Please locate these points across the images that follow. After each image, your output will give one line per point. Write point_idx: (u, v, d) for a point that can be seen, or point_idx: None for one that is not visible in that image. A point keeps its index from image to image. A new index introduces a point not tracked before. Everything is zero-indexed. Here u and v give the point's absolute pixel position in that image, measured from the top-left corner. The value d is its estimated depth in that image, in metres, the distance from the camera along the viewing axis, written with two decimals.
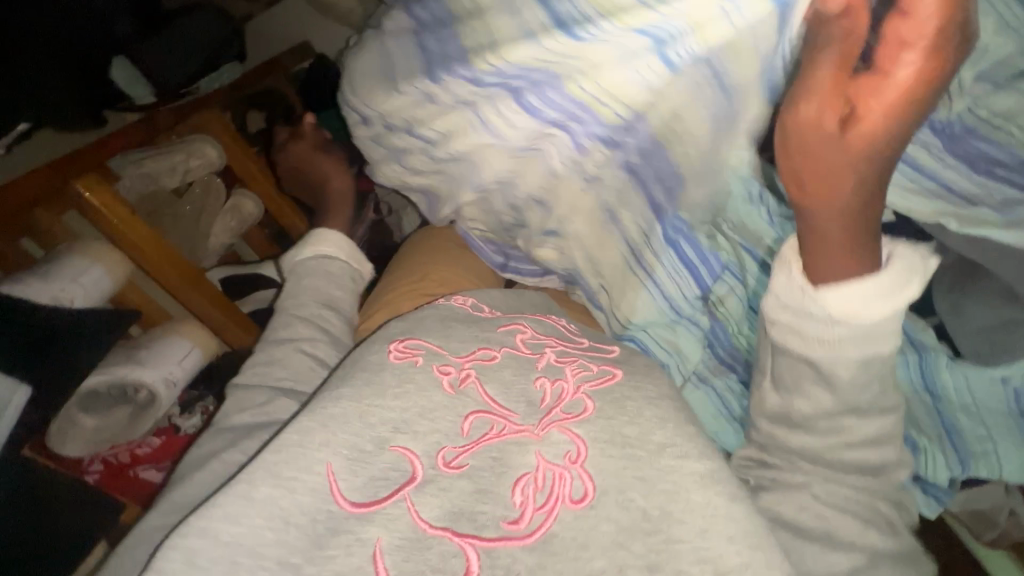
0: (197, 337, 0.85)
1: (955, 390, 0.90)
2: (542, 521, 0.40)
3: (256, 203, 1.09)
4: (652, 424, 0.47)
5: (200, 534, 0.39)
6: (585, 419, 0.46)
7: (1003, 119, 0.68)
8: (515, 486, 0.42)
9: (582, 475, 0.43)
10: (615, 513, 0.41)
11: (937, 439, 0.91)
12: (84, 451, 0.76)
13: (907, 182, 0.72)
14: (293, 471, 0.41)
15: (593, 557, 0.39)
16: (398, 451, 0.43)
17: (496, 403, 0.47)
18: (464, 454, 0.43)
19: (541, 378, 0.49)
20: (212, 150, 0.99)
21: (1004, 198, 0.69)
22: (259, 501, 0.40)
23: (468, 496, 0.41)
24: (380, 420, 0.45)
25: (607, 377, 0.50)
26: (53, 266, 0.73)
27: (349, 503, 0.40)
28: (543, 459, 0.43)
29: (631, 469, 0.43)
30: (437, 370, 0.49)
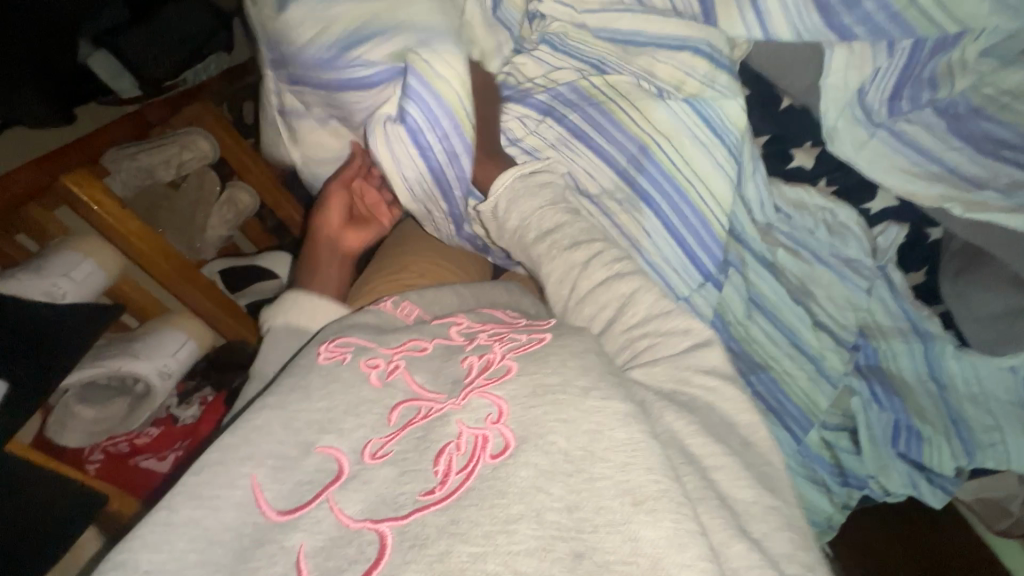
0: (193, 329, 0.86)
1: (962, 377, 0.88)
2: (459, 484, 0.39)
3: (252, 194, 1.09)
4: (575, 372, 0.45)
5: (119, 567, 0.36)
6: (506, 381, 0.45)
7: (1009, 97, 0.66)
8: (436, 456, 0.41)
9: (502, 432, 0.42)
10: (537, 458, 0.39)
11: (943, 430, 0.88)
12: (84, 442, 0.77)
13: (911, 166, 0.69)
14: (216, 489, 0.41)
15: (511, 503, 0.37)
16: (325, 451, 0.43)
17: (423, 390, 0.47)
18: (389, 443, 0.43)
19: (467, 357, 0.50)
20: (206, 143, 0.99)
21: (1010, 180, 0.65)
22: (179, 526, 0.38)
23: (390, 483, 0.40)
24: (305, 424, 0.45)
25: (533, 343, 0.50)
26: (45, 260, 0.74)
27: (274, 511, 0.40)
28: (464, 426, 0.42)
29: (552, 415, 0.41)
30: (364, 365, 0.50)
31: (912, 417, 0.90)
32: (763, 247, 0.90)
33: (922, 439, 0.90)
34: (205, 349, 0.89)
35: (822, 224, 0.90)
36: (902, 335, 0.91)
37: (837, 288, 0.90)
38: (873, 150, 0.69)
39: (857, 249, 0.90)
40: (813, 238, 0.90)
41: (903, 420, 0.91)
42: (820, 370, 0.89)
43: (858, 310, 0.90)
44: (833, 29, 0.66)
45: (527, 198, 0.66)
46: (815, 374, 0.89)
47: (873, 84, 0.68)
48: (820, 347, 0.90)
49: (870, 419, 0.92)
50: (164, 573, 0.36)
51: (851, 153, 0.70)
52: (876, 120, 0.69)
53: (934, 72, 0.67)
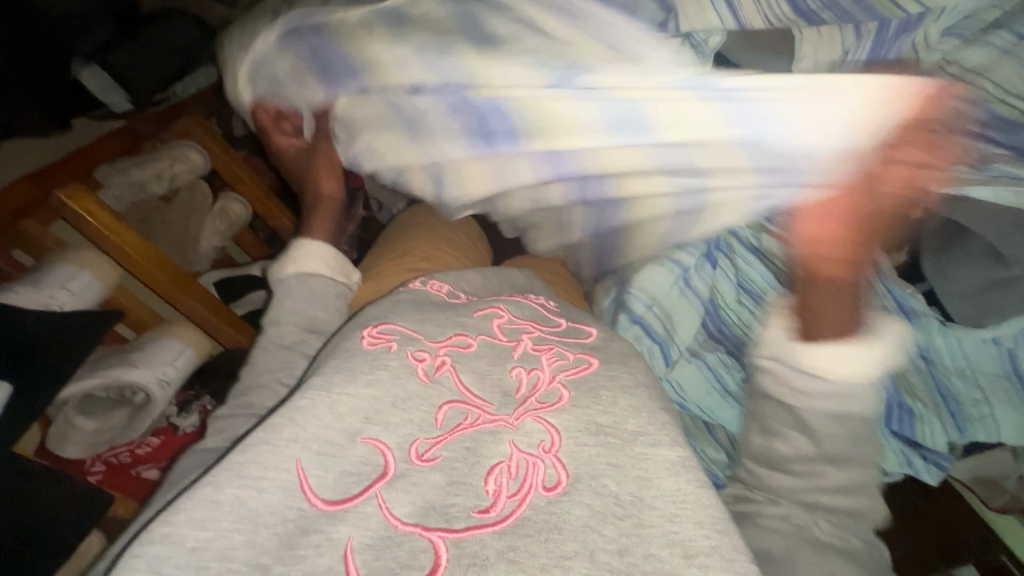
0: (190, 337, 0.87)
1: (949, 355, 0.91)
2: (513, 508, 0.43)
3: (244, 205, 1.10)
4: (626, 413, 0.50)
5: (164, 540, 0.40)
6: (558, 409, 0.49)
7: (977, 73, 0.68)
8: (488, 475, 0.44)
9: (554, 464, 0.46)
10: (589, 499, 0.44)
11: (933, 406, 0.92)
12: (84, 453, 0.78)
13: None
14: (260, 470, 0.43)
15: (566, 539, 0.41)
16: (370, 443, 0.46)
17: (471, 394, 0.50)
18: (437, 446, 0.46)
19: (517, 368, 0.53)
20: (198, 156, 0.99)
21: (980, 154, 0.68)
22: (225, 503, 0.42)
23: (440, 490, 0.43)
24: (350, 411, 0.47)
25: (583, 367, 0.54)
26: (44, 274, 0.75)
27: (321, 502, 0.43)
28: (515, 448, 0.46)
29: (604, 457, 0.46)
30: (412, 356, 0.53)
31: (903, 395, 0.93)
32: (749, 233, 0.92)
33: (914, 415, 0.92)
34: (203, 357, 0.90)
35: None
36: None
37: None
38: None
39: None
40: None
41: (895, 398, 0.94)
42: None
43: None
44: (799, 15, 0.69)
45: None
46: None
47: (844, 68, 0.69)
48: None
49: None
50: (209, 550, 0.39)
51: None
52: None
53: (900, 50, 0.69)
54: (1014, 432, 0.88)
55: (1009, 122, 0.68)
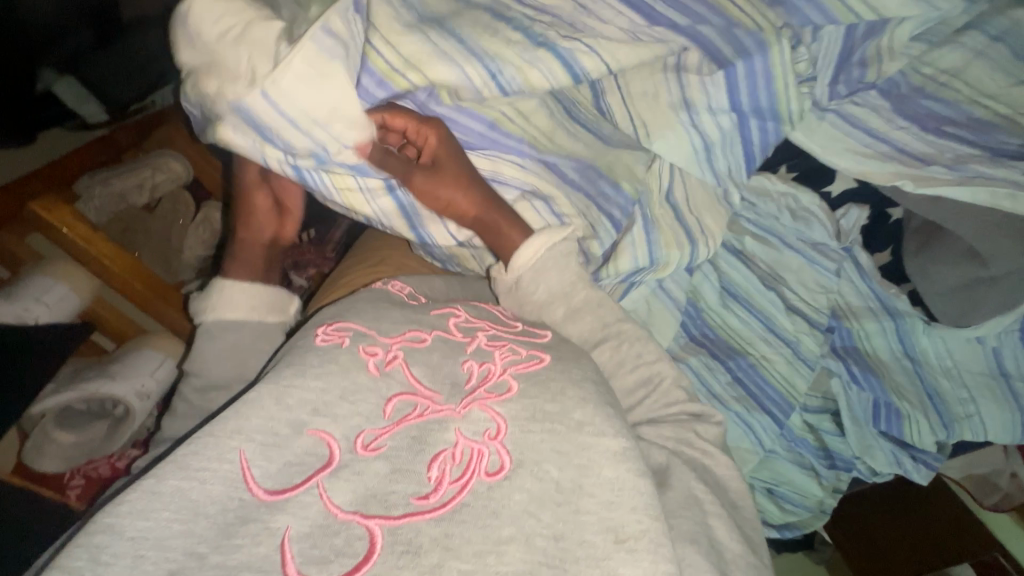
0: (171, 348, 0.86)
1: (934, 353, 0.93)
2: (453, 494, 0.44)
3: (226, 214, 1.08)
4: (572, 403, 0.51)
5: (108, 530, 0.38)
6: (506, 399, 0.51)
7: (949, 76, 0.68)
8: (432, 461, 0.46)
9: (499, 451, 0.47)
10: (529, 484, 0.45)
11: (920, 405, 0.91)
12: (62, 467, 0.77)
13: (861, 146, 0.71)
14: (203, 462, 0.43)
15: (503, 525, 0.43)
16: (317, 435, 0.46)
17: (421, 386, 0.52)
18: (383, 436, 0.47)
19: (468, 361, 0.55)
20: (179, 165, 0.99)
21: (955, 155, 0.68)
22: (167, 494, 0.40)
23: (381, 478, 0.44)
24: (298, 402, 0.47)
25: (533, 362, 0.56)
26: (20, 286, 0.74)
27: (262, 490, 0.43)
28: (461, 435, 0.48)
29: (549, 443, 0.48)
30: (363, 352, 0.53)
31: (890, 395, 0.92)
32: (731, 236, 0.94)
33: (901, 416, 0.91)
34: None
35: (785, 209, 0.93)
36: (873, 314, 0.94)
37: (808, 273, 0.93)
38: (824, 133, 0.71)
39: (821, 233, 0.92)
40: (781, 225, 0.93)
41: (882, 399, 0.93)
42: (796, 353, 0.92)
43: (829, 292, 0.93)
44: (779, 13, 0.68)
45: (553, 270, 0.65)
46: (792, 358, 0.91)
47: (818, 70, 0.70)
48: (795, 330, 0.92)
49: (850, 400, 0.94)
50: (148, 540, 0.38)
51: (805, 139, 0.72)
52: (822, 105, 0.72)
53: (864, 54, 0.69)
54: (1000, 429, 0.88)
55: (981, 122, 0.67)
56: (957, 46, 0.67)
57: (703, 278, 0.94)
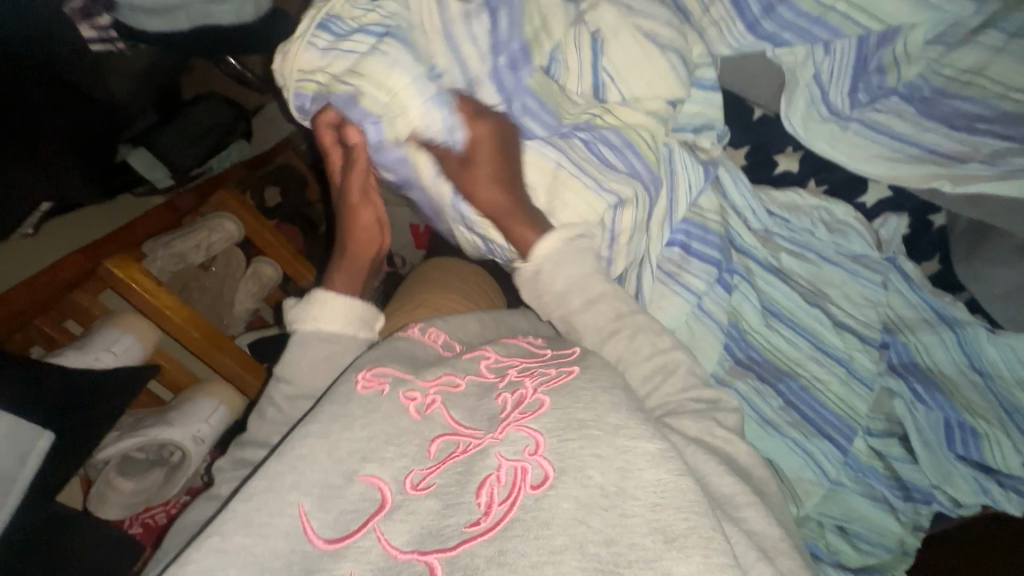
0: (223, 395, 0.90)
1: (1005, 364, 0.89)
2: (501, 514, 0.43)
3: (275, 267, 1.17)
4: (608, 408, 0.49)
5: None
6: (540, 416, 0.50)
7: (971, 75, 0.67)
8: (479, 487, 0.45)
9: (540, 463, 0.46)
10: (575, 490, 0.43)
11: (999, 422, 0.87)
12: (123, 513, 0.80)
13: (891, 152, 0.71)
14: (268, 516, 0.45)
15: (555, 533, 0.41)
16: (368, 480, 0.47)
17: (462, 425, 0.51)
18: (430, 475, 0.47)
19: (502, 394, 0.54)
20: (231, 224, 1.08)
21: (992, 150, 0.66)
22: (234, 552, 0.43)
23: (435, 514, 0.44)
24: (348, 452, 0.49)
25: (563, 375, 0.55)
26: (87, 339, 0.80)
27: (322, 541, 0.44)
28: (502, 458, 0.46)
29: (588, 448, 0.46)
30: (403, 397, 0.53)
31: (964, 414, 0.88)
32: (767, 254, 0.91)
33: (979, 436, 0.86)
34: (237, 415, 0.93)
35: (819, 223, 0.91)
36: (931, 326, 0.90)
37: (852, 287, 0.91)
38: (848, 143, 0.72)
39: (861, 244, 0.90)
40: (815, 238, 0.91)
41: (954, 416, 0.88)
42: (850, 372, 0.90)
43: (878, 306, 0.91)
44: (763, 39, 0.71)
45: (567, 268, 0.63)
46: (846, 377, 0.90)
47: (832, 82, 0.70)
48: (847, 348, 0.90)
49: (919, 422, 0.90)
50: None
51: (831, 152, 0.73)
52: (844, 114, 0.72)
53: (881, 60, 0.69)
54: None
55: (1012, 115, 0.66)
56: (975, 45, 0.66)
57: (743, 296, 0.90)
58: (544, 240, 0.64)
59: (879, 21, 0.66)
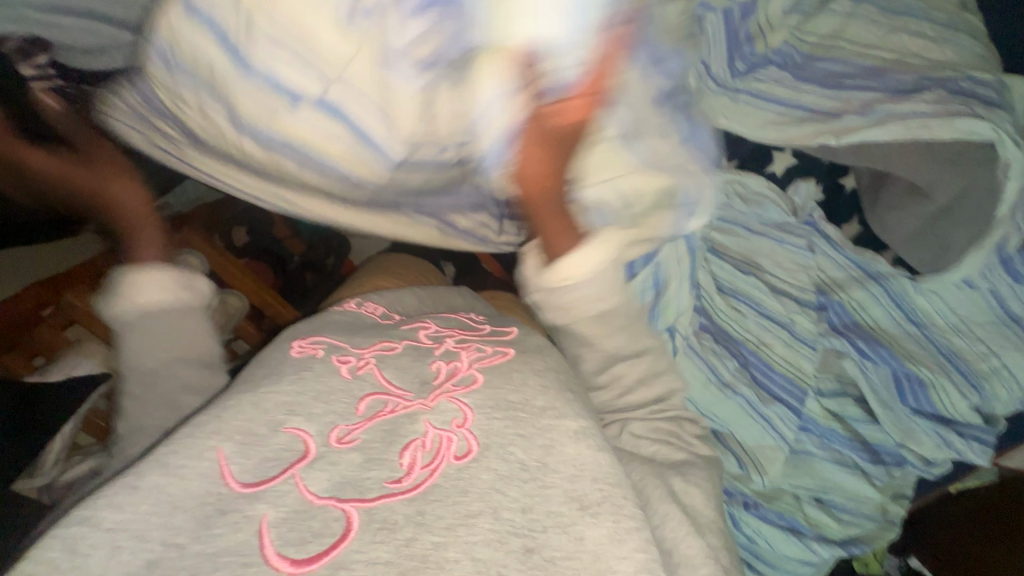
0: None
1: (941, 314, 0.95)
2: (424, 478, 0.46)
3: (240, 298, 1.23)
4: (535, 391, 0.55)
5: (82, 521, 0.40)
6: (472, 389, 0.54)
7: (833, 38, 0.73)
8: (403, 449, 0.47)
9: (467, 437, 0.49)
10: (496, 464, 0.47)
11: (942, 369, 0.92)
12: None
13: (777, 115, 0.77)
14: (183, 459, 0.44)
15: (472, 500, 0.44)
16: (292, 432, 0.47)
17: (392, 386, 0.54)
18: (356, 430, 0.49)
19: (436, 361, 0.58)
20: (196, 259, 1.13)
21: (862, 102, 0.73)
22: (144, 490, 0.42)
23: (355, 467, 0.46)
24: (275, 404, 0.50)
25: (496, 356, 0.60)
26: (49, 367, 0.86)
27: (238, 483, 0.44)
28: (430, 425, 0.50)
29: (512, 428, 0.50)
30: (336, 360, 0.56)
31: (907, 365, 0.92)
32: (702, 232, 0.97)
33: (926, 385, 0.91)
34: None
35: (735, 197, 0.96)
36: (859, 283, 0.97)
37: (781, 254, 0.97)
38: (738, 110, 0.78)
39: (779, 213, 0.97)
40: (740, 215, 0.98)
41: (900, 370, 0.93)
42: (794, 335, 0.94)
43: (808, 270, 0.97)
44: None
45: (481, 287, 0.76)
46: (790, 342, 0.95)
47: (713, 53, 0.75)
48: (788, 313, 0.95)
49: (871, 379, 0.93)
50: (126, 531, 0.39)
51: (720, 118, 0.79)
52: (731, 86, 0.78)
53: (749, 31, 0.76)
54: None
55: (874, 69, 0.72)
56: (829, 14, 0.72)
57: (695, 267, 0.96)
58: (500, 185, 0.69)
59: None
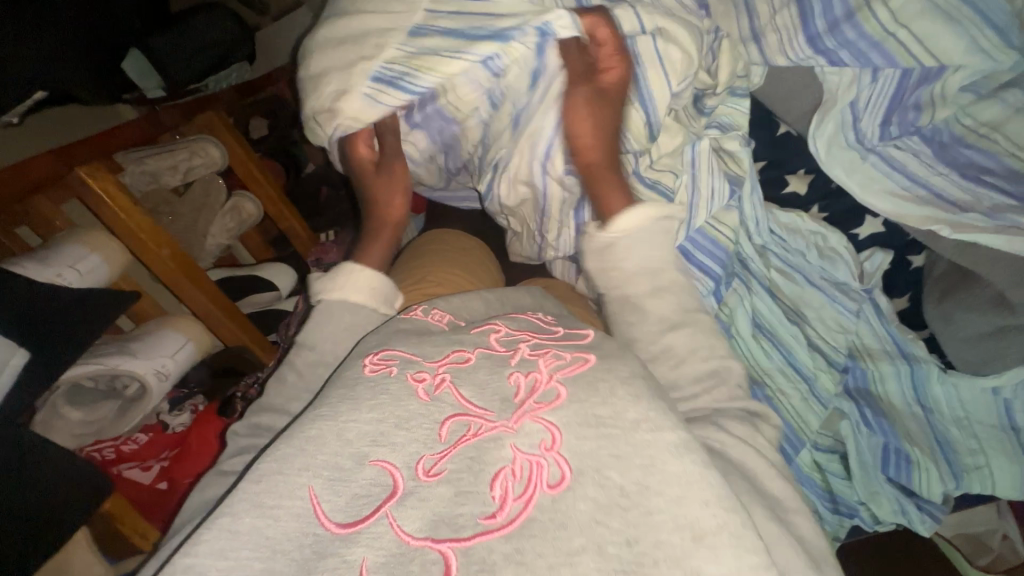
0: (193, 331, 0.85)
1: (946, 401, 0.88)
2: (519, 510, 0.40)
3: (256, 203, 1.10)
4: (625, 403, 0.46)
5: (185, 570, 0.39)
6: (557, 408, 0.46)
7: (989, 128, 0.70)
8: (493, 480, 0.42)
9: (558, 461, 0.43)
10: (592, 492, 0.41)
11: (929, 452, 0.88)
12: (70, 442, 0.74)
13: (900, 189, 0.73)
14: (277, 499, 0.43)
15: (573, 535, 0.38)
16: (379, 465, 0.44)
17: (472, 405, 0.47)
18: (442, 460, 0.44)
19: (515, 373, 0.49)
20: (216, 151, 1.01)
21: (993, 205, 0.70)
22: (244, 533, 0.41)
23: (447, 502, 0.41)
24: (357, 435, 0.46)
25: (580, 363, 0.50)
26: (47, 253, 0.73)
27: (334, 524, 0.41)
28: (518, 450, 0.43)
29: (607, 450, 0.43)
30: (411, 379, 0.50)
31: (901, 440, 0.90)
32: (761, 267, 0.93)
33: (912, 463, 0.89)
34: (202, 354, 0.87)
35: (812, 247, 0.93)
36: (889, 356, 0.92)
37: (829, 311, 0.92)
38: (864, 172, 0.74)
39: (845, 273, 0.92)
40: (805, 261, 0.93)
41: (893, 443, 0.91)
42: (812, 391, 0.92)
43: (848, 333, 0.92)
44: (820, 54, 0.70)
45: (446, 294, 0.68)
46: (807, 396, 0.91)
47: (866, 111, 0.71)
48: (814, 367, 0.93)
49: (861, 444, 0.92)
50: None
51: (844, 176, 0.74)
52: (868, 143, 0.74)
53: (918, 98, 0.70)
54: (1009, 486, 0.84)
55: (1019, 173, 0.68)
56: (998, 101, 0.68)
57: (735, 294, 0.91)
58: (627, 214, 0.65)
59: (931, 57, 0.66)
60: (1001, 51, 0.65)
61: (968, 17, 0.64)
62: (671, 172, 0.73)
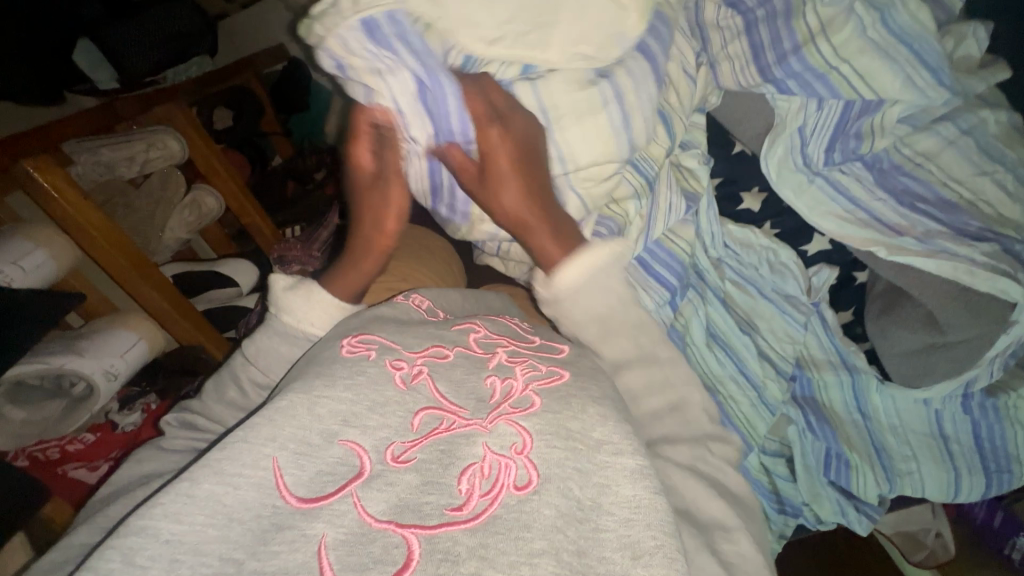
0: (145, 330, 0.84)
1: (885, 411, 0.93)
2: (485, 507, 0.41)
3: (217, 199, 1.09)
4: (594, 420, 0.48)
5: (139, 532, 0.37)
6: (530, 413, 0.47)
7: (924, 158, 0.75)
8: (461, 474, 0.43)
9: (526, 465, 0.44)
10: (557, 500, 0.42)
11: (867, 458, 0.93)
12: (10, 445, 0.73)
13: (842, 211, 0.77)
14: (238, 466, 0.41)
15: (534, 538, 0.40)
16: (347, 445, 0.43)
17: (447, 401, 0.48)
18: (412, 449, 0.44)
19: (490, 376, 0.51)
20: (175, 144, 0.98)
21: (926, 230, 0.74)
22: (201, 498, 0.39)
23: (413, 489, 0.41)
24: (328, 412, 0.45)
25: (555, 377, 0.52)
26: None
27: (296, 498, 0.40)
28: (489, 449, 0.44)
29: (571, 460, 0.45)
30: (390, 365, 0.51)
31: (842, 446, 0.95)
32: (715, 279, 0.97)
33: (850, 466, 0.94)
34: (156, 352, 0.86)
35: (764, 262, 0.96)
36: (832, 366, 0.95)
37: (778, 323, 0.95)
38: (811, 195, 0.77)
39: (795, 286, 0.94)
40: (758, 275, 0.96)
41: (834, 448, 0.95)
42: (760, 398, 0.94)
43: (795, 344, 0.95)
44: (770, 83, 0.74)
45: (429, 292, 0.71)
46: (756, 403, 0.94)
47: (814, 136, 0.75)
48: (763, 374, 0.95)
49: (805, 447, 0.96)
50: (184, 543, 0.36)
51: (794, 197, 0.78)
52: (816, 169, 0.77)
53: (860, 128, 0.74)
54: (937, 491, 0.90)
55: (948, 204, 0.74)
56: (933, 133, 0.75)
57: (689, 301, 0.95)
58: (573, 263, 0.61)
59: (871, 90, 0.70)
60: (938, 89, 0.70)
61: (902, 56, 0.69)
62: (632, 199, 0.75)
